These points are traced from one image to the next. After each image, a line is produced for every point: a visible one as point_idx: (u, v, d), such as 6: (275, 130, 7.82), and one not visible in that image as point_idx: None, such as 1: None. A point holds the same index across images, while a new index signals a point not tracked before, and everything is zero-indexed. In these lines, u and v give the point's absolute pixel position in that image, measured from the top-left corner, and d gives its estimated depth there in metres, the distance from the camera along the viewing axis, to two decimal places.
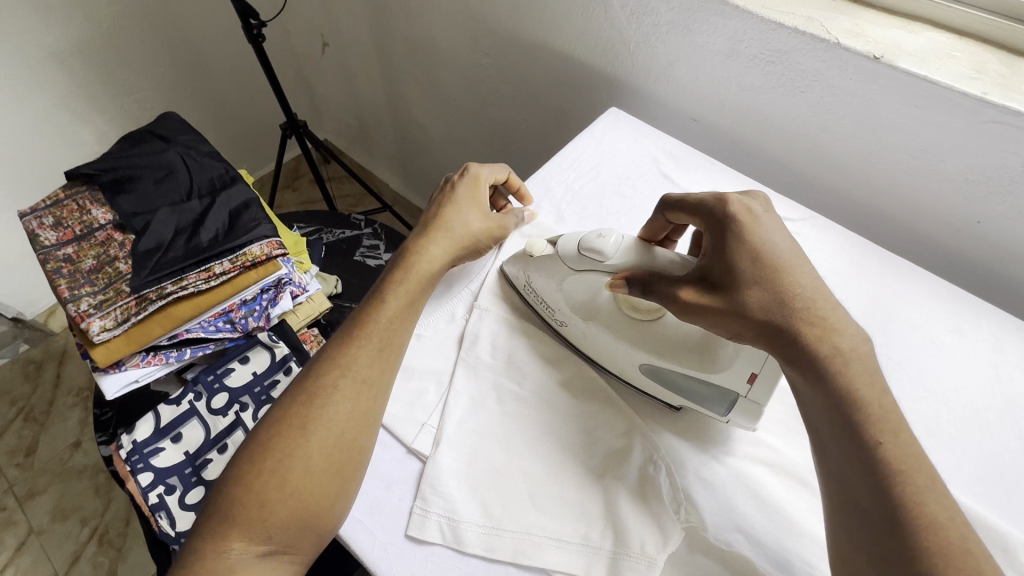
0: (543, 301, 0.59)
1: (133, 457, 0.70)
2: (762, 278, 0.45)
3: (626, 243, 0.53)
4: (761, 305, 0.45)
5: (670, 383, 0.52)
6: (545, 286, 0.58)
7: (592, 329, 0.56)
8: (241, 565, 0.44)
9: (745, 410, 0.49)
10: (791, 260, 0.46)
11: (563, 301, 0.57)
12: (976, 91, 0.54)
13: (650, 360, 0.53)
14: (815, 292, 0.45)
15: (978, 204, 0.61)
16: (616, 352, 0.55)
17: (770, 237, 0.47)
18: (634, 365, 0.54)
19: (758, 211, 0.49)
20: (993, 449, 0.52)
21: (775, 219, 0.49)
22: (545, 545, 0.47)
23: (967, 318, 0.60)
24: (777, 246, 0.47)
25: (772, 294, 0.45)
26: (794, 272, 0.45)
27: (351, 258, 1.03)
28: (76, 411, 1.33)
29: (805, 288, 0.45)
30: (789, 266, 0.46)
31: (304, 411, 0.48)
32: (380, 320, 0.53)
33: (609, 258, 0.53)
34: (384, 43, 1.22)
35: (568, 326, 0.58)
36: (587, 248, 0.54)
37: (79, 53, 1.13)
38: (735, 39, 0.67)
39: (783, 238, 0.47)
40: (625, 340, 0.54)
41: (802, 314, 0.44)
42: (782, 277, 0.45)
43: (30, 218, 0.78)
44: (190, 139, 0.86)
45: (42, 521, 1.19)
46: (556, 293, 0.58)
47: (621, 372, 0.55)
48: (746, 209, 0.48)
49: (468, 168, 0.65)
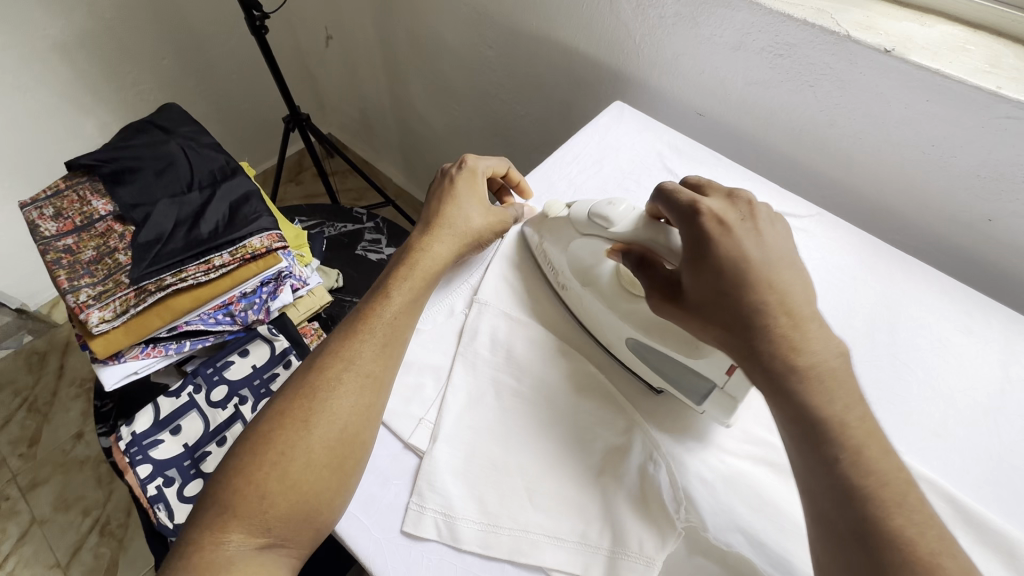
0: (550, 263, 0.60)
1: (133, 449, 0.70)
2: (724, 293, 0.44)
3: (636, 213, 0.53)
4: (720, 320, 0.44)
5: (653, 363, 0.52)
6: (555, 248, 0.59)
7: (587, 296, 0.56)
8: (239, 558, 0.43)
9: (720, 403, 0.49)
10: (760, 273, 0.44)
11: (567, 263, 0.58)
12: (990, 86, 0.53)
13: (636, 336, 0.53)
14: (783, 305, 0.43)
15: (990, 201, 0.59)
16: (608, 321, 0.55)
17: (742, 249, 0.45)
18: (620, 338, 0.54)
19: (732, 222, 0.46)
20: (1001, 452, 0.51)
21: (752, 228, 0.46)
22: (542, 543, 0.46)
23: (976, 318, 0.59)
24: (749, 258, 0.44)
25: (733, 311, 0.44)
26: (763, 286, 0.43)
27: (352, 252, 1.02)
28: (78, 402, 1.33)
29: (769, 300, 0.43)
30: (762, 275, 0.44)
31: (306, 403, 0.48)
32: (383, 315, 0.53)
33: (614, 225, 0.53)
34: (388, 36, 1.21)
35: (568, 289, 0.58)
36: (596, 214, 0.54)
37: (82, 44, 1.12)
38: (743, 32, 0.66)
39: (756, 248, 0.45)
40: (614, 311, 0.54)
41: (769, 327, 0.42)
42: (747, 293, 0.43)
43: (30, 208, 0.78)
44: (191, 131, 0.86)
45: (44, 511, 1.20)
46: (562, 255, 0.59)
47: (610, 343, 0.56)
48: (715, 219, 0.46)
49: (466, 161, 0.64)
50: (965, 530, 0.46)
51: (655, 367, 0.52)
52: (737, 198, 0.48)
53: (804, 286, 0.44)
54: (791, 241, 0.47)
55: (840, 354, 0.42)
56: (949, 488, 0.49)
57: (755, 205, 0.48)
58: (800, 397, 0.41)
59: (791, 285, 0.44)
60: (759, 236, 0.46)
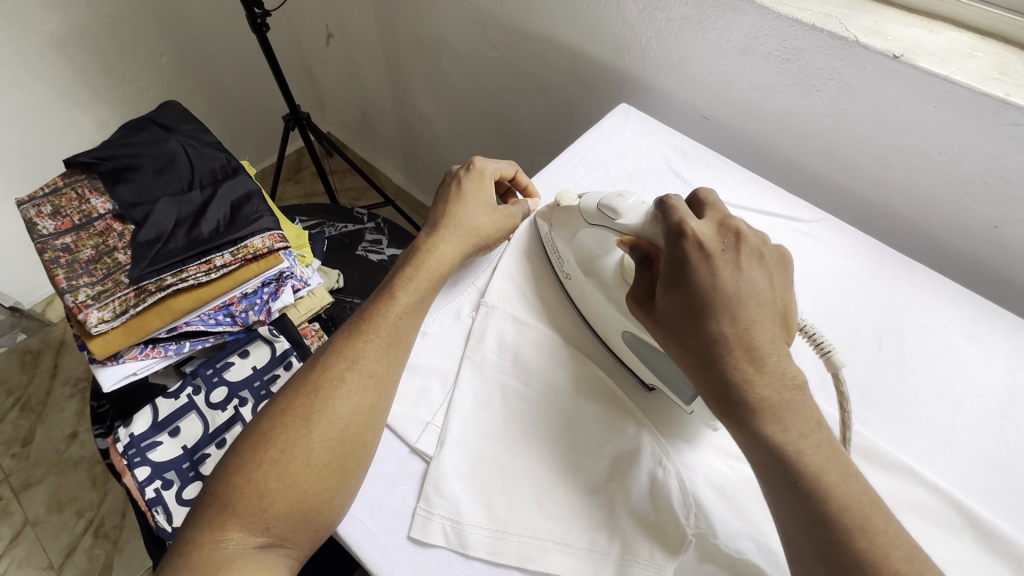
0: (557, 252, 0.60)
1: (130, 451, 0.69)
2: (690, 315, 0.44)
3: (644, 207, 0.51)
4: (681, 341, 0.45)
5: (648, 356, 0.52)
6: (562, 237, 0.59)
7: (590, 287, 0.56)
8: (238, 556, 0.42)
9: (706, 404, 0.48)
10: (730, 304, 0.44)
11: (572, 252, 0.58)
12: (999, 92, 0.53)
13: (631, 328, 0.52)
14: (746, 337, 0.43)
15: (997, 208, 0.59)
16: (606, 312, 0.55)
17: (716, 280, 0.44)
18: (618, 328, 0.54)
19: (713, 251, 0.45)
20: (1008, 458, 0.51)
21: (733, 261, 0.45)
22: (551, 550, 0.46)
23: (983, 325, 0.59)
24: (722, 289, 0.44)
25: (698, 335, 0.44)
26: (728, 317, 0.43)
27: (353, 252, 1.01)
28: (73, 401, 1.31)
29: (735, 330, 0.43)
30: (737, 305, 0.44)
31: (308, 402, 0.47)
32: (388, 315, 0.53)
33: (621, 217, 0.51)
34: (389, 35, 1.21)
35: (572, 278, 0.59)
36: (604, 206, 0.52)
37: (80, 40, 1.11)
38: (751, 35, 0.65)
39: (732, 281, 0.44)
40: (611, 302, 0.54)
41: (733, 355, 0.43)
42: (709, 320, 0.44)
43: (28, 205, 0.76)
44: (191, 129, 0.85)
45: (37, 512, 1.18)
46: (568, 244, 0.59)
47: (608, 334, 0.56)
48: (697, 245, 0.45)
49: (474, 162, 0.64)
50: (974, 538, 0.46)
51: (647, 359, 0.52)
52: (728, 226, 0.47)
53: (773, 323, 0.44)
54: (773, 275, 0.46)
55: (795, 390, 0.42)
56: (958, 495, 0.49)
57: (743, 235, 0.46)
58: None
59: (761, 319, 0.44)
60: (739, 268, 0.45)
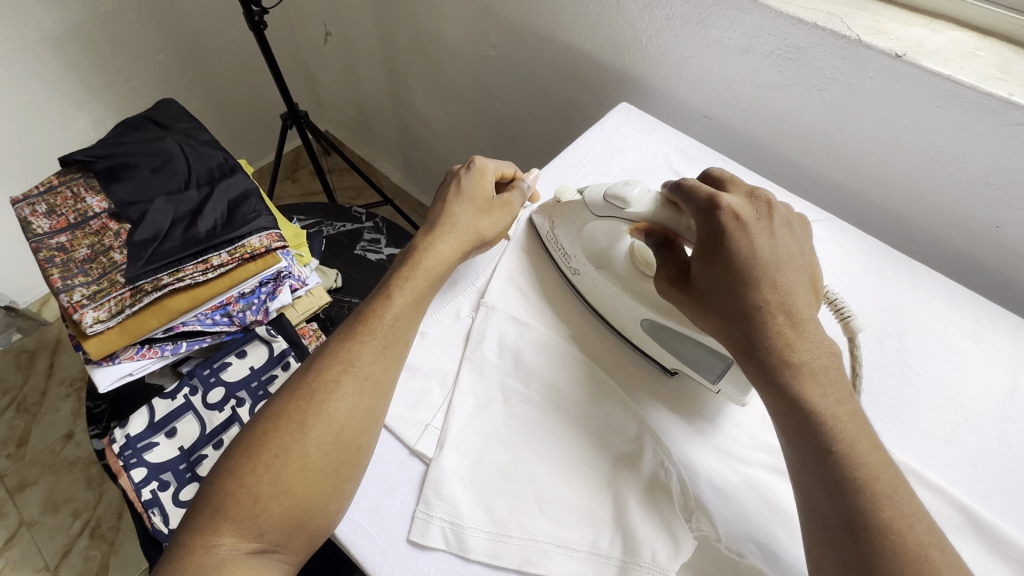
0: (561, 249, 0.60)
1: (127, 452, 0.68)
2: (732, 285, 0.44)
3: (651, 196, 0.51)
4: (721, 311, 0.45)
5: (668, 344, 0.52)
6: (567, 233, 0.59)
7: (602, 279, 0.57)
8: (230, 561, 0.42)
9: (735, 380, 0.49)
10: (768, 271, 0.44)
11: (580, 246, 0.58)
12: (1002, 92, 0.53)
13: (651, 317, 0.53)
14: (785, 303, 0.43)
15: (998, 208, 0.59)
16: (621, 303, 0.55)
17: (753, 248, 0.44)
18: (635, 320, 0.54)
19: (748, 220, 0.45)
20: (1011, 460, 0.51)
21: (767, 229, 0.46)
22: (552, 553, 0.46)
23: (985, 326, 0.58)
24: (761, 257, 0.44)
25: (742, 303, 0.44)
26: (768, 283, 0.43)
27: (351, 252, 1.01)
28: (69, 401, 1.30)
29: (774, 298, 0.43)
30: (776, 274, 0.44)
31: (303, 405, 0.47)
32: (385, 316, 0.52)
33: (631, 206, 0.51)
34: (388, 33, 1.20)
35: (581, 273, 0.59)
36: (612, 197, 0.52)
37: (75, 37, 1.10)
38: (752, 34, 0.65)
39: (768, 248, 0.45)
40: (628, 293, 0.55)
41: (774, 322, 0.42)
42: (749, 288, 0.43)
43: (22, 204, 0.76)
44: (188, 127, 0.84)
45: (32, 513, 1.17)
46: (575, 239, 0.58)
47: (622, 326, 0.56)
48: (733, 216, 0.45)
49: (474, 161, 0.63)
50: (979, 539, 0.46)
51: (666, 346, 0.52)
52: (758, 197, 0.47)
53: (807, 289, 0.44)
54: (803, 244, 0.46)
55: (832, 355, 0.42)
56: (961, 496, 0.48)
57: (773, 204, 0.47)
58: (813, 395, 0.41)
59: (797, 285, 0.44)
60: (773, 236, 0.45)
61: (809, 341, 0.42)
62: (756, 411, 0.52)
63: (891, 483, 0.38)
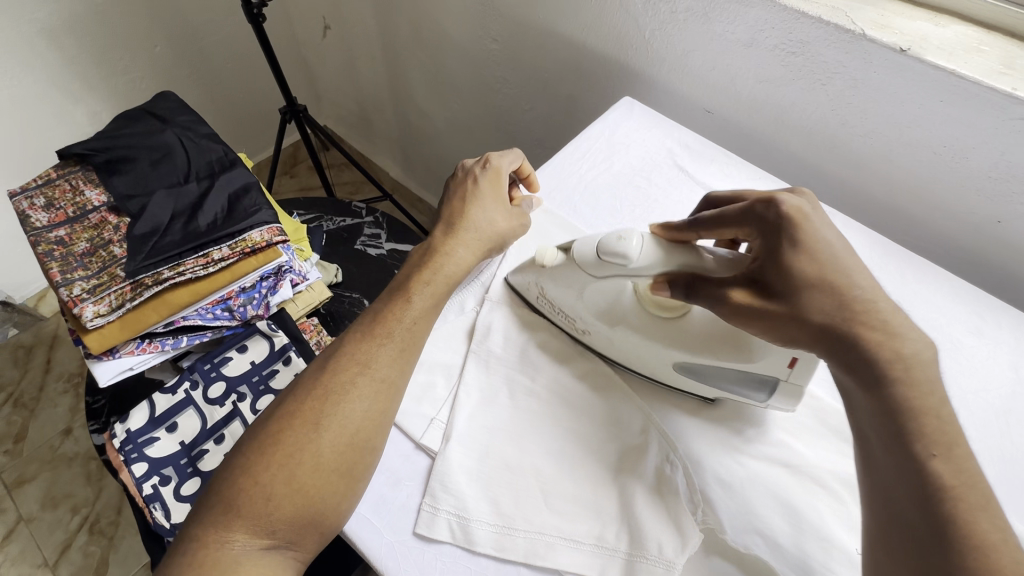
0: (561, 310, 0.55)
1: (127, 447, 0.68)
2: (817, 280, 0.43)
3: (650, 243, 0.48)
4: (819, 310, 0.42)
5: (707, 378, 0.51)
6: (562, 293, 0.54)
7: (618, 334, 0.53)
8: (244, 557, 0.42)
9: (784, 395, 0.49)
10: (842, 260, 0.44)
11: (582, 307, 0.54)
12: (1005, 87, 0.53)
13: (686, 358, 0.50)
14: (873, 294, 0.42)
15: (1001, 203, 0.59)
16: (650, 354, 0.52)
17: (826, 241, 0.44)
18: (668, 365, 0.51)
19: (808, 209, 0.46)
20: (1014, 453, 0.51)
21: (824, 217, 0.46)
22: (558, 546, 0.46)
23: (987, 320, 0.59)
24: (834, 249, 0.44)
25: (831, 297, 0.42)
26: (849, 277, 0.43)
27: (352, 246, 1.00)
28: (67, 397, 1.30)
29: (862, 291, 0.42)
30: (849, 266, 0.43)
31: (317, 405, 0.46)
32: (403, 319, 0.51)
33: (635, 260, 0.48)
34: (387, 26, 1.19)
35: (591, 332, 0.54)
36: (609, 254, 0.49)
37: (71, 30, 1.09)
38: (756, 28, 0.65)
39: (836, 237, 0.45)
40: (657, 343, 0.51)
41: (862, 318, 0.41)
42: (838, 282, 0.43)
43: (19, 197, 0.75)
44: (188, 120, 0.84)
45: (31, 509, 1.17)
46: (573, 301, 0.54)
47: (654, 372, 0.53)
48: (796, 210, 0.45)
49: (489, 159, 0.62)
50: None
51: (708, 380, 0.51)
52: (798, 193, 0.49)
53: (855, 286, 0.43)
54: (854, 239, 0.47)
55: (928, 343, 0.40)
56: None
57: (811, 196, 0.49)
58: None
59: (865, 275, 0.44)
60: (830, 225, 0.46)
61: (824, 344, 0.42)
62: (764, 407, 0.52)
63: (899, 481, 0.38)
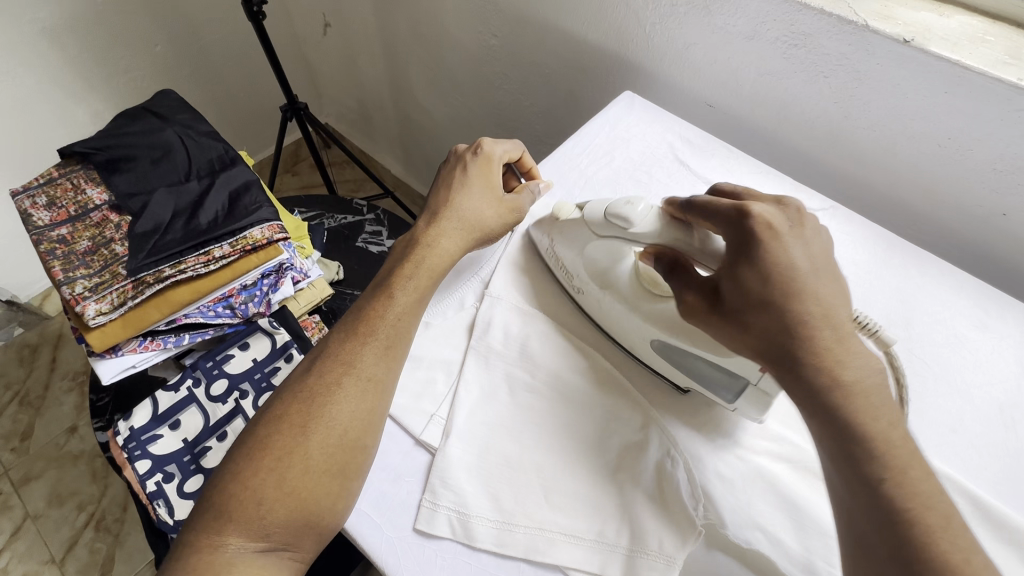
0: (563, 268, 0.58)
1: (130, 444, 0.68)
2: (768, 299, 0.42)
3: (655, 212, 0.50)
4: (762, 329, 0.42)
5: (680, 363, 0.51)
6: (568, 251, 0.57)
7: (607, 299, 0.55)
8: (240, 559, 0.42)
9: (753, 401, 0.47)
10: (807, 284, 0.42)
11: (583, 267, 0.56)
12: (1011, 78, 0.52)
13: (660, 337, 0.51)
14: (828, 315, 0.41)
15: (1006, 196, 0.59)
16: (630, 324, 0.53)
17: (789, 258, 0.43)
18: (645, 340, 0.53)
19: (781, 228, 0.44)
20: (1018, 447, 0.51)
21: (801, 238, 0.44)
22: (558, 541, 0.45)
23: (992, 313, 0.58)
24: (796, 268, 0.42)
25: (774, 317, 0.41)
26: (809, 296, 0.41)
27: (353, 244, 1.00)
28: (72, 395, 1.31)
29: (812, 311, 0.41)
30: (806, 287, 0.42)
31: (305, 408, 0.46)
32: (386, 316, 0.51)
33: (635, 226, 0.50)
34: (388, 23, 1.19)
35: (584, 292, 0.57)
36: (614, 216, 0.51)
37: (73, 30, 1.09)
38: (758, 20, 0.64)
39: (804, 260, 0.43)
40: (638, 314, 0.53)
41: (803, 342, 0.40)
42: (794, 302, 0.41)
43: (22, 196, 0.75)
44: (188, 118, 0.84)
45: (38, 506, 1.18)
46: (575, 257, 0.57)
47: (632, 345, 0.54)
48: (765, 224, 0.43)
49: (481, 145, 0.62)
50: (988, 529, 0.46)
51: (675, 363, 0.51)
52: (788, 205, 0.47)
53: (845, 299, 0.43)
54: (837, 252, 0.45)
55: (881, 372, 0.40)
56: (970, 485, 0.48)
57: (803, 213, 0.46)
58: (826, 400, 0.39)
59: (833, 301, 0.42)
60: (807, 247, 0.44)
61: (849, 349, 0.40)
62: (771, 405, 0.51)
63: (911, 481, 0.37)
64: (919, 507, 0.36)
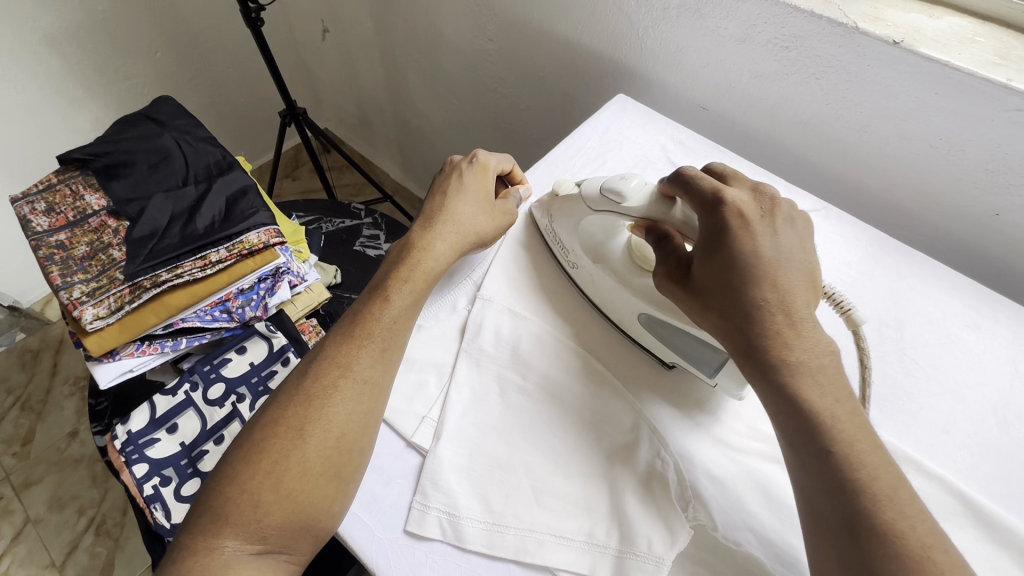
0: (560, 243, 0.61)
1: (128, 448, 0.68)
2: (732, 282, 0.43)
3: (647, 188, 0.51)
4: (721, 311, 0.44)
5: (665, 336, 0.53)
6: (565, 227, 0.60)
7: (598, 273, 0.57)
8: (234, 562, 0.42)
9: (731, 374, 0.49)
10: (768, 269, 0.43)
11: (578, 241, 0.59)
12: (1001, 78, 0.52)
13: (648, 310, 0.53)
14: (785, 302, 0.42)
15: (999, 196, 0.59)
16: (620, 298, 0.55)
17: (757, 246, 0.44)
18: (633, 313, 0.54)
19: (753, 218, 0.45)
20: (1011, 447, 0.51)
21: (770, 226, 0.45)
22: (548, 543, 0.46)
23: (985, 314, 0.58)
24: (763, 255, 0.43)
25: (736, 300, 0.43)
26: (767, 283, 0.43)
27: (351, 247, 1.01)
28: (73, 400, 1.31)
29: (768, 297, 0.42)
30: (775, 274, 0.43)
31: (301, 410, 0.47)
32: (382, 319, 0.52)
33: (627, 200, 0.52)
34: (386, 29, 1.19)
35: (579, 267, 0.59)
36: (608, 190, 0.53)
37: (73, 38, 1.10)
38: (749, 23, 0.64)
39: (772, 248, 0.44)
40: (628, 287, 0.55)
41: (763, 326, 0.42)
42: (751, 287, 0.42)
43: (21, 202, 0.76)
44: (186, 124, 0.84)
45: (38, 511, 1.18)
46: (572, 233, 0.59)
47: (619, 318, 0.56)
48: (737, 213, 0.45)
49: (477, 155, 0.63)
50: (979, 530, 0.45)
51: (664, 338, 0.53)
52: (763, 193, 0.47)
53: (808, 290, 0.43)
54: (809, 243, 0.46)
55: (832, 355, 0.41)
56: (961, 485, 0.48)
57: (778, 201, 0.47)
58: (811, 398, 0.39)
59: (797, 288, 0.43)
60: (777, 235, 0.45)
61: (822, 340, 0.41)
62: (758, 403, 0.51)
63: (902, 481, 0.37)
64: (898, 501, 0.36)
